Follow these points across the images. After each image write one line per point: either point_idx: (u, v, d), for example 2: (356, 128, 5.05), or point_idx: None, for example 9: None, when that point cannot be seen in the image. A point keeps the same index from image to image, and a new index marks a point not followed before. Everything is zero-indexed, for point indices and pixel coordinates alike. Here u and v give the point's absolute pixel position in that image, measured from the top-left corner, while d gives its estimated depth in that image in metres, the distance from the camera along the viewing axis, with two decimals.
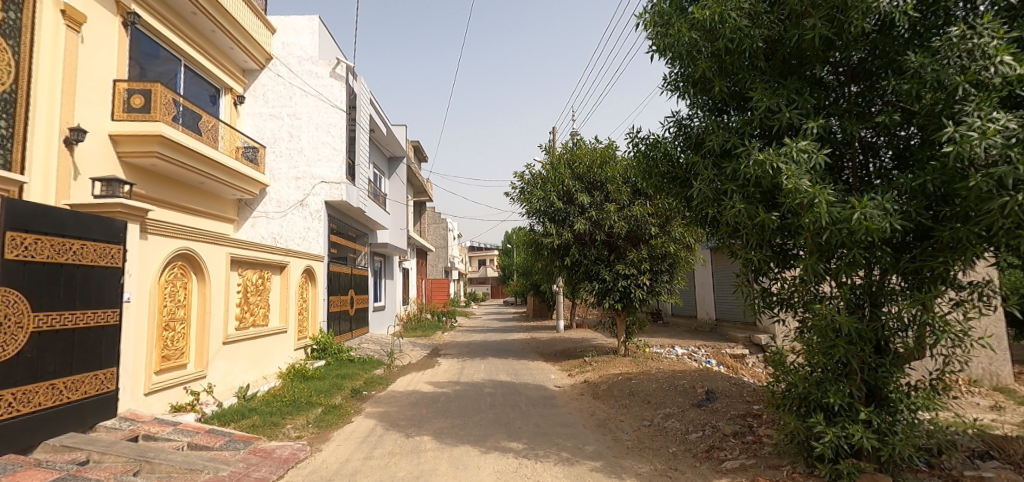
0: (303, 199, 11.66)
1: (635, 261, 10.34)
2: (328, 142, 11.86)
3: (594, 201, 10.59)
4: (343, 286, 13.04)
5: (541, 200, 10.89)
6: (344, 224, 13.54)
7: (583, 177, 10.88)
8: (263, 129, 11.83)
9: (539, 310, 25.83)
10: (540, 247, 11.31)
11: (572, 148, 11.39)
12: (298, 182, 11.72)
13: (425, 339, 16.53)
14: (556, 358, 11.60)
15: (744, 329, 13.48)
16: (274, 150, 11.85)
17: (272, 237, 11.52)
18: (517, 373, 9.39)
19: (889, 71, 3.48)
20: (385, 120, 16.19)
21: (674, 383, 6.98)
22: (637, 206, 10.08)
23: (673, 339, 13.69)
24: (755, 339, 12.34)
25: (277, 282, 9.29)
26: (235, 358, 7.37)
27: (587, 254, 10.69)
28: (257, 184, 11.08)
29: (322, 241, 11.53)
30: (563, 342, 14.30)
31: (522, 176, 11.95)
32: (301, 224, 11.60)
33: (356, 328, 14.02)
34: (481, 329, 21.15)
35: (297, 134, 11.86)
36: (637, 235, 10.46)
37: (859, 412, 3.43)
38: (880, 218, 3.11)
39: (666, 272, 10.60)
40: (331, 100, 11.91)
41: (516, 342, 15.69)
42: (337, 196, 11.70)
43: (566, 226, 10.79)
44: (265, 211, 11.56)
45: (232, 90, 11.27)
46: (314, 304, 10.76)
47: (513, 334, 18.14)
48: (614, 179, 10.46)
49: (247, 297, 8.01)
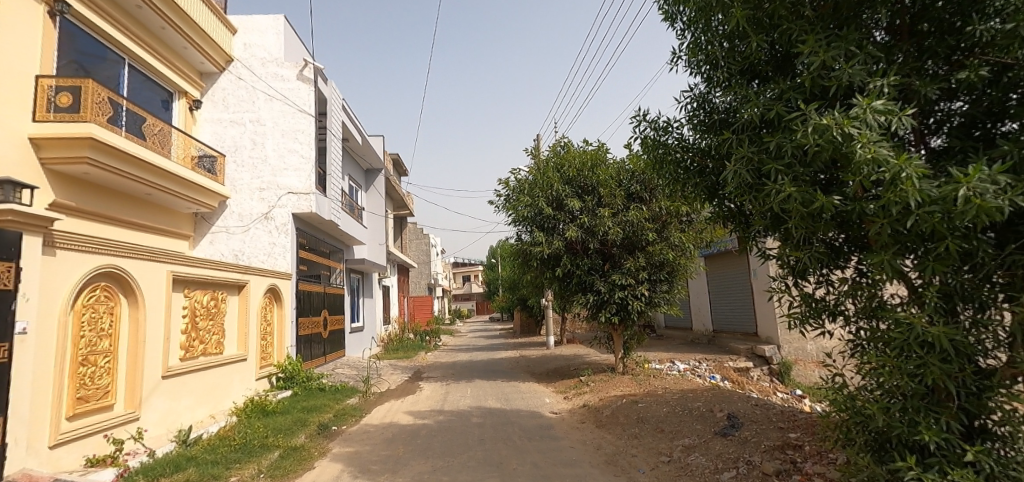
0: (268, 212, 10.62)
1: (632, 270, 9.55)
2: (297, 150, 10.88)
3: (586, 206, 9.81)
4: (314, 306, 11.96)
5: (528, 207, 10.03)
6: (315, 239, 12.49)
7: (573, 182, 10.09)
8: (223, 137, 10.79)
9: (527, 326, 24.87)
10: (529, 258, 10.45)
11: (560, 152, 10.62)
12: (262, 193, 10.68)
13: (406, 360, 15.45)
14: (548, 378, 10.67)
15: (744, 340, 12.73)
16: (235, 159, 10.80)
17: (233, 254, 10.44)
18: (508, 398, 8.45)
19: (973, 14, 2.78)
20: (360, 129, 15.29)
21: (688, 406, 6.12)
22: (633, 211, 9.35)
23: (671, 353, 12.88)
24: (759, 351, 11.59)
25: (235, 304, 8.25)
26: (178, 395, 6.35)
27: (580, 264, 9.86)
28: (214, 196, 10.08)
29: (289, 257, 10.49)
30: (555, 360, 13.38)
31: (507, 183, 11.10)
32: (266, 238, 10.54)
33: (330, 351, 12.91)
34: (467, 348, 20.12)
35: (261, 141, 10.86)
36: (633, 242, 9.71)
37: (965, 453, 2.63)
38: (995, 193, 2.33)
39: (664, 281, 9.83)
40: (299, 104, 10.97)
41: (504, 361, 14.71)
42: (305, 208, 10.68)
43: (556, 234, 9.95)
44: (225, 226, 10.52)
45: (186, 94, 10.30)
46: (280, 328, 9.72)
47: (500, 353, 17.13)
48: (607, 182, 9.71)
49: (195, 322, 6.99)
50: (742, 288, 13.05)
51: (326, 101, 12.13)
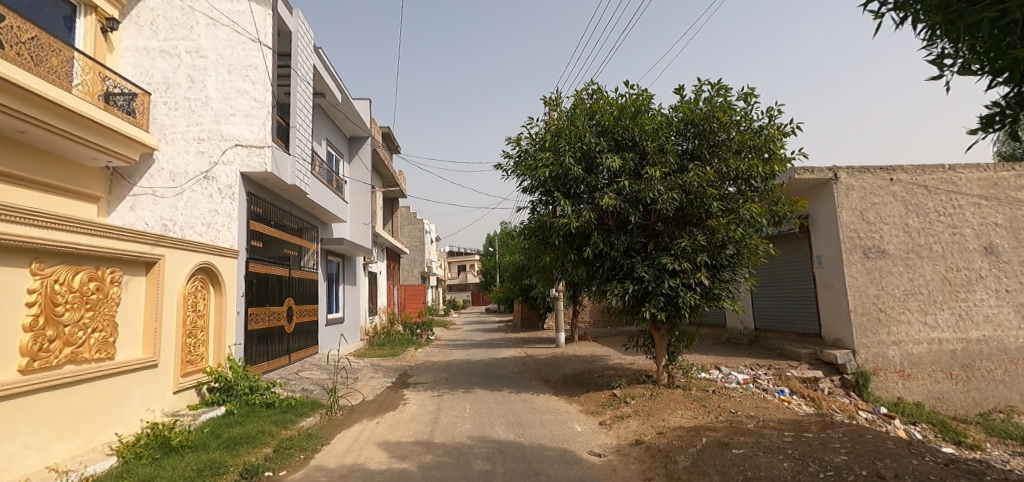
0: (208, 170, 8.08)
1: (686, 251, 7.19)
2: (248, 91, 8.36)
3: (625, 166, 7.45)
4: (274, 294, 9.53)
5: (550, 166, 7.65)
6: (277, 211, 10.01)
7: (608, 134, 7.72)
8: (150, 71, 8.19)
9: (528, 319, 22.69)
10: (547, 234, 8.07)
11: (588, 100, 8.20)
12: (201, 144, 8.14)
13: (392, 359, 13.10)
14: (568, 389, 8.39)
15: (802, 342, 10.49)
16: (165, 100, 8.19)
17: (161, 224, 7.90)
18: (523, 424, 6.10)
19: None
20: (338, 83, 12.73)
21: (826, 462, 3.79)
22: (692, 171, 7.02)
23: (712, 356, 10.61)
24: (828, 357, 9.30)
25: (139, 289, 5.84)
26: (4, 432, 3.99)
27: (616, 243, 7.51)
28: (135, 146, 7.66)
29: (234, 230, 7.98)
30: (570, 362, 11.12)
31: (517, 141, 8.70)
32: (205, 204, 8.01)
33: (296, 348, 10.52)
34: (464, 343, 17.83)
35: (201, 79, 8.30)
36: (687, 215, 7.39)
37: None
38: None
39: (728, 267, 7.45)
40: (251, 33, 8.39)
41: (507, 361, 12.44)
42: (257, 166, 8.17)
43: (584, 202, 7.63)
44: (151, 186, 8.00)
45: (97, 10, 7.77)
46: (217, 323, 7.32)
47: (502, 350, 14.86)
48: (654, 135, 7.37)
49: (54, 313, 4.60)
50: (801, 280, 10.79)
51: (289, 35, 9.55)
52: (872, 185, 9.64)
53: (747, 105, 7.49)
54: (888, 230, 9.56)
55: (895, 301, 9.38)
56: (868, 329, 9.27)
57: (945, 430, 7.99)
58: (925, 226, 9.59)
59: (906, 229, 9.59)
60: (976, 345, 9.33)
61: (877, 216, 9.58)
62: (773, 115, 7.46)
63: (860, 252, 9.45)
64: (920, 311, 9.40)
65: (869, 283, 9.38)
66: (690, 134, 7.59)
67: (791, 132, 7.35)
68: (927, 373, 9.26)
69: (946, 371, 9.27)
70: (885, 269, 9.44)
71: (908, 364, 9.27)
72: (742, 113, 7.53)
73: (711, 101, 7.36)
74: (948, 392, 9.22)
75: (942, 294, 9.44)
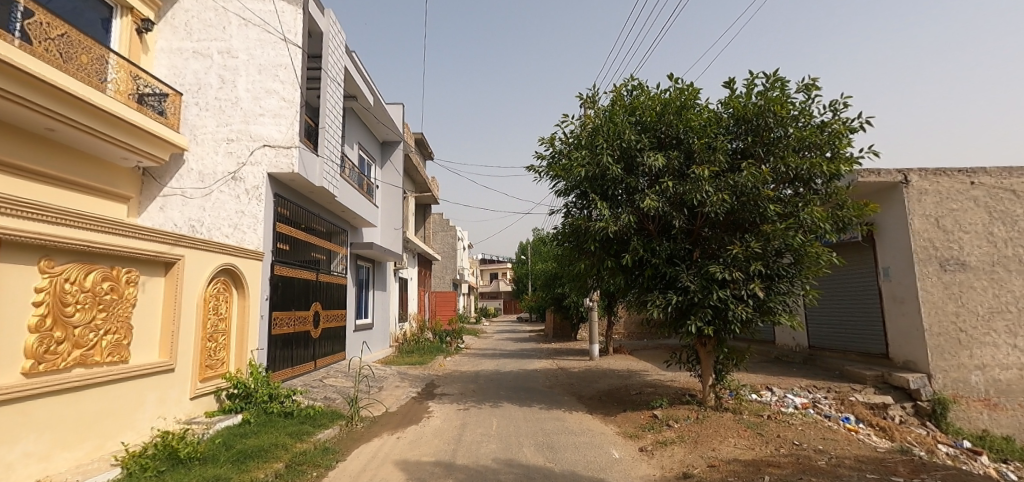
0: (236, 170, 7.95)
1: (738, 259, 6.49)
2: (277, 91, 8.22)
3: (669, 165, 6.84)
4: (301, 298, 9.34)
5: (586, 165, 7.12)
6: (306, 213, 9.85)
7: (650, 131, 7.13)
8: (182, 71, 8.17)
9: (562, 329, 22.04)
10: (582, 240, 7.52)
11: (628, 95, 7.64)
12: (230, 145, 8.03)
13: (420, 368, 12.76)
14: (604, 407, 7.77)
15: (865, 363, 9.49)
16: (196, 101, 8.14)
17: (189, 225, 7.80)
18: (554, 447, 5.55)
19: None
20: (371, 86, 12.59)
21: None
22: (745, 170, 6.34)
23: (762, 375, 9.75)
24: (897, 380, 8.33)
25: (157, 290, 5.64)
26: (2, 438, 3.74)
27: (658, 250, 6.88)
28: (166, 147, 7.61)
29: (260, 232, 7.80)
30: (605, 377, 10.47)
31: (551, 140, 8.21)
32: (231, 205, 7.86)
33: (322, 354, 10.29)
34: (495, 353, 17.37)
35: (232, 79, 8.21)
36: (739, 219, 6.69)
37: None
38: None
39: (785, 278, 6.68)
40: (282, 32, 8.27)
41: (539, 373, 11.89)
42: (284, 167, 8.00)
43: (623, 205, 7.06)
44: (180, 187, 7.93)
45: (133, 12, 7.78)
46: (240, 327, 7.11)
47: (534, 362, 14.30)
48: (702, 131, 6.73)
49: (62, 313, 4.38)
50: (864, 294, 9.83)
51: (320, 36, 9.41)
52: (948, 189, 8.66)
53: (807, 98, 6.74)
54: (969, 239, 8.53)
55: (977, 319, 8.34)
56: (945, 351, 8.24)
57: None
58: (1012, 236, 8.50)
59: (990, 238, 8.53)
60: None
61: (955, 223, 8.57)
62: (837, 110, 6.68)
63: (936, 264, 8.46)
64: (1007, 332, 8.30)
65: (946, 299, 8.37)
66: (741, 131, 6.90)
67: (859, 128, 6.55)
68: (1017, 403, 8.15)
69: None
70: (965, 284, 8.41)
71: (994, 392, 8.18)
72: (801, 107, 6.78)
73: (765, 94, 6.66)
74: None
75: None
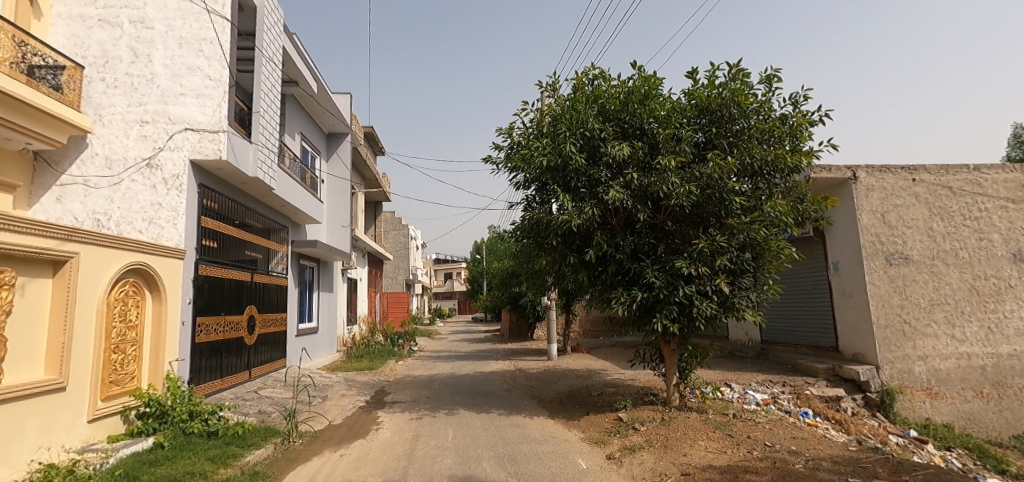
0: (151, 156, 6.97)
1: (704, 254, 6.28)
2: (201, 67, 7.29)
3: (633, 156, 6.54)
4: (232, 301, 8.40)
5: (547, 155, 6.71)
6: (239, 207, 8.89)
7: (613, 120, 6.80)
8: (85, 42, 7.09)
9: (516, 328, 21.67)
10: (543, 234, 7.11)
11: (590, 83, 7.29)
12: (144, 127, 7.04)
13: (369, 373, 11.97)
14: (566, 410, 7.40)
15: (816, 356, 9.65)
16: (102, 76, 7.09)
17: (93, 219, 6.76)
18: (516, 459, 5.08)
19: None
20: (313, 71, 11.66)
21: None
22: (711, 161, 6.14)
23: (720, 371, 9.72)
24: (848, 373, 8.46)
25: (42, 295, 4.73)
26: None
27: (621, 245, 6.57)
28: (63, 128, 6.54)
29: (180, 226, 6.88)
30: (564, 378, 10.13)
31: (510, 130, 7.75)
32: (145, 196, 6.88)
33: (258, 362, 9.35)
34: (449, 355, 16.74)
35: (146, 52, 7.21)
36: (703, 212, 6.49)
37: None
38: None
39: (748, 273, 6.53)
40: (206, 2, 7.35)
41: (495, 375, 11.41)
42: (209, 153, 7.10)
43: (585, 198, 6.71)
44: (82, 175, 6.86)
45: None
46: (155, 336, 6.20)
47: (490, 363, 13.80)
48: (667, 121, 6.47)
49: None
50: (815, 289, 10.00)
51: (253, 11, 8.48)
52: (893, 185, 8.90)
53: (768, 90, 6.60)
54: (911, 234, 8.80)
55: (920, 311, 8.60)
56: (892, 343, 8.45)
57: (984, 457, 7.16)
58: (950, 230, 8.84)
59: (930, 233, 8.84)
60: (1007, 360, 8.54)
61: (899, 219, 8.82)
62: (798, 103, 6.60)
63: (882, 259, 8.66)
64: (946, 322, 8.61)
65: (892, 293, 8.59)
66: (705, 122, 6.71)
67: (819, 121, 6.49)
68: (955, 391, 8.46)
69: (976, 389, 8.49)
70: (909, 277, 8.67)
71: (935, 381, 8.46)
72: (763, 99, 6.64)
73: (729, 84, 6.47)
74: (979, 412, 8.43)
75: (969, 305, 8.67)
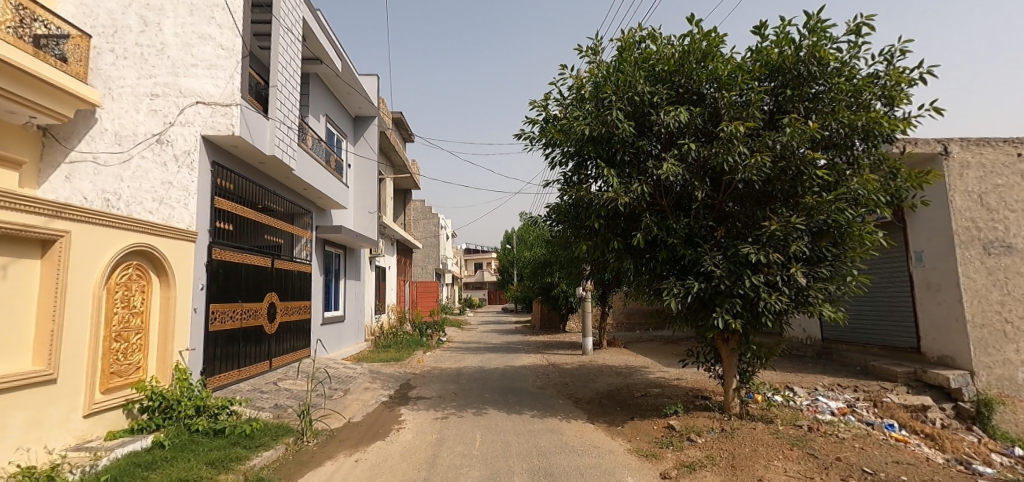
0: (161, 132, 6.53)
1: (776, 238, 5.32)
2: (213, 36, 6.79)
3: (691, 123, 5.63)
4: (250, 288, 7.96)
5: (589, 124, 5.88)
6: (257, 188, 8.41)
7: (666, 83, 5.90)
8: (94, 11, 6.68)
9: (549, 320, 20.91)
10: (583, 216, 6.28)
11: (638, 44, 6.39)
12: (154, 101, 6.60)
13: (395, 365, 11.46)
14: (607, 414, 6.59)
15: (892, 358, 8.51)
16: (111, 47, 6.67)
17: (103, 198, 6.37)
18: (554, 475, 4.33)
19: None
20: (338, 49, 11.10)
21: None
22: (786, 128, 5.17)
23: (779, 372, 8.70)
24: (935, 379, 7.33)
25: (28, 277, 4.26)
26: None
27: (675, 227, 5.68)
28: (71, 102, 6.11)
29: (191, 206, 6.42)
30: (602, 376, 9.31)
31: (545, 100, 6.94)
32: (155, 173, 6.44)
33: (278, 352, 8.92)
34: (479, 347, 16.16)
35: (157, 21, 6.76)
36: (773, 190, 5.53)
37: None
38: None
39: (827, 262, 5.55)
40: None
41: (527, 370, 10.68)
42: (221, 127, 6.59)
43: (633, 174, 5.85)
44: (90, 151, 6.46)
45: None
46: (163, 324, 5.75)
47: (522, 356, 13.11)
48: (730, 82, 5.52)
49: None
50: (892, 281, 8.82)
51: None
52: (992, 162, 7.67)
53: (855, 44, 5.56)
54: (1014, 219, 7.56)
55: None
56: (990, 345, 7.27)
57: None
58: None
59: None
60: None
61: (1000, 201, 7.58)
62: (891, 59, 5.53)
63: (979, 247, 7.47)
64: None
65: (990, 287, 7.40)
66: (774, 86, 5.76)
67: (918, 80, 5.42)
68: None
69: None
70: (1010, 270, 7.46)
71: None
72: (848, 56, 5.60)
73: (807, 38, 5.47)
74: None
75: None
